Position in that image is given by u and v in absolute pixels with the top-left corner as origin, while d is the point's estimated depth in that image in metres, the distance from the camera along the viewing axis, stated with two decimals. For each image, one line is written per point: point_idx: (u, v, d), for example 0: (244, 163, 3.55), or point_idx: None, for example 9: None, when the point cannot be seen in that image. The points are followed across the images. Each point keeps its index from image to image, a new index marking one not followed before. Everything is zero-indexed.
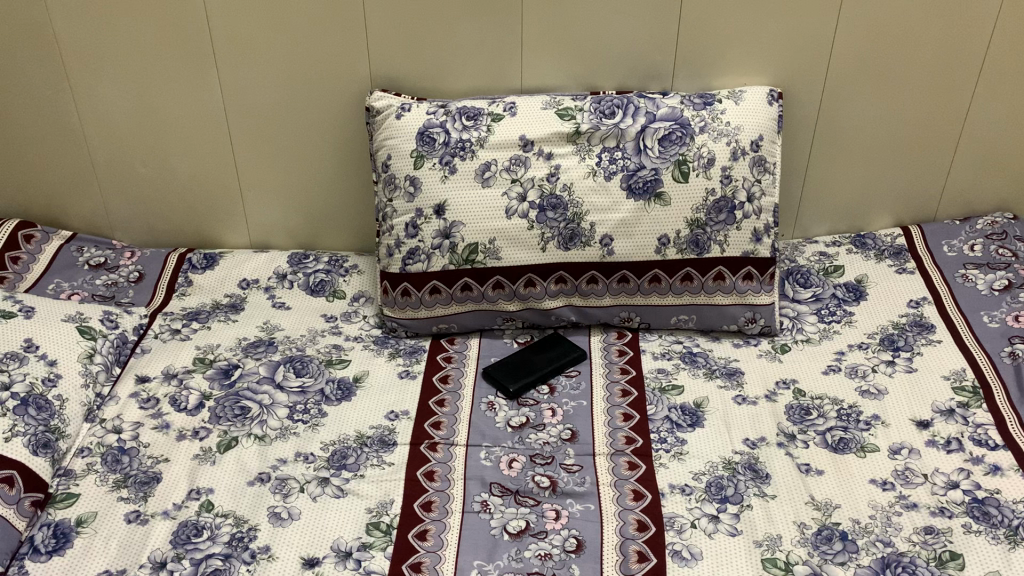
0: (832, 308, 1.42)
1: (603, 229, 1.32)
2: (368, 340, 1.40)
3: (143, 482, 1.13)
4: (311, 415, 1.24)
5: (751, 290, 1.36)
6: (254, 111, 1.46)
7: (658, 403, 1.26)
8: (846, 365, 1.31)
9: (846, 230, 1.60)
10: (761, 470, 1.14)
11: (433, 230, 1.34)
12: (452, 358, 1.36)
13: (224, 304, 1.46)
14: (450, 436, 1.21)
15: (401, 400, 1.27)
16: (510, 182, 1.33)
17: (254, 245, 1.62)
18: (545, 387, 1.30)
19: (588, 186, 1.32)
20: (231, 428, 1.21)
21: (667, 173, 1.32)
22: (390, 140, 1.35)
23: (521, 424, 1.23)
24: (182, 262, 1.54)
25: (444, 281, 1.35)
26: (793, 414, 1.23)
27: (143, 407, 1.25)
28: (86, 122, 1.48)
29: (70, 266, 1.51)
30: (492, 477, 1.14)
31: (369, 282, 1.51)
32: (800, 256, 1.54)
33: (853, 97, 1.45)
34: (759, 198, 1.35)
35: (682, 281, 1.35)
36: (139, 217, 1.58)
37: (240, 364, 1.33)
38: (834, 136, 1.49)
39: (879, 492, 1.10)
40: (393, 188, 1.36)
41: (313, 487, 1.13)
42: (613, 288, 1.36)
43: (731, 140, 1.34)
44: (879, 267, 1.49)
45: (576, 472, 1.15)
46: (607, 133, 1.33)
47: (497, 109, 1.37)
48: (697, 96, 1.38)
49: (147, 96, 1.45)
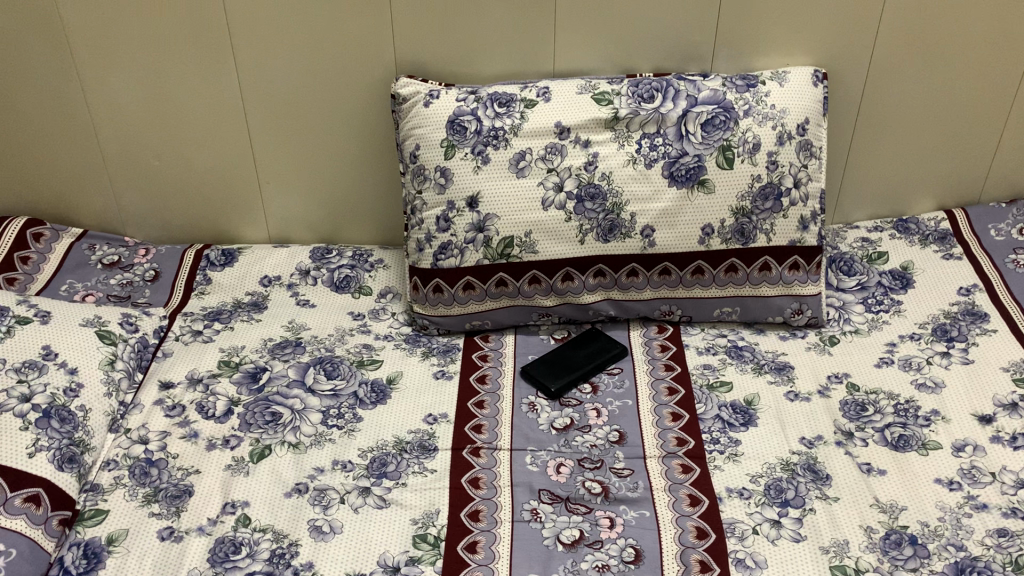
0: (879, 297, 1.37)
1: (644, 220, 1.27)
2: (399, 338, 1.34)
3: (175, 496, 1.07)
4: (346, 421, 1.19)
5: (797, 280, 1.31)
6: (275, 100, 1.38)
7: (707, 402, 1.20)
8: (899, 357, 1.26)
9: (887, 214, 1.54)
10: (821, 471, 1.10)
11: (466, 224, 1.28)
12: (488, 357, 1.30)
13: (246, 303, 1.40)
14: (493, 440, 1.15)
15: (439, 402, 1.21)
16: (546, 171, 1.27)
17: (273, 240, 1.55)
18: (587, 385, 1.25)
19: (629, 175, 1.27)
20: (263, 436, 1.16)
21: (711, 159, 1.26)
22: (419, 129, 1.29)
23: (566, 425, 1.18)
24: (199, 259, 1.47)
25: (479, 276, 1.29)
26: (848, 410, 1.18)
27: (169, 415, 1.18)
28: (96, 113, 1.40)
29: (82, 265, 1.43)
30: (540, 484, 1.09)
31: (396, 277, 1.45)
32: (842, 243, 1.48)
33: (901, 75, 1.39)
34: (806, 184, 1.30)
35: (727, 272, 1.30)
36: (153, 212, 1.51)
37: (268, 367, 1.27)
38: (877, 118, 1.43)
39: (946, 492, 1.06)
40: (423, 179, 1.30)
41: (354, 498, 1.08)
42: (654, 281, 1.30)
43: (777, 124, 1.28)
44: (925, 253, 1.44)
45: (627, 476, 1.10)
46: (647, 118, 1.27)
47: (530, 94, 1.30)
48: (740, 77, 1.32)
49: (162, 87, 1.38)
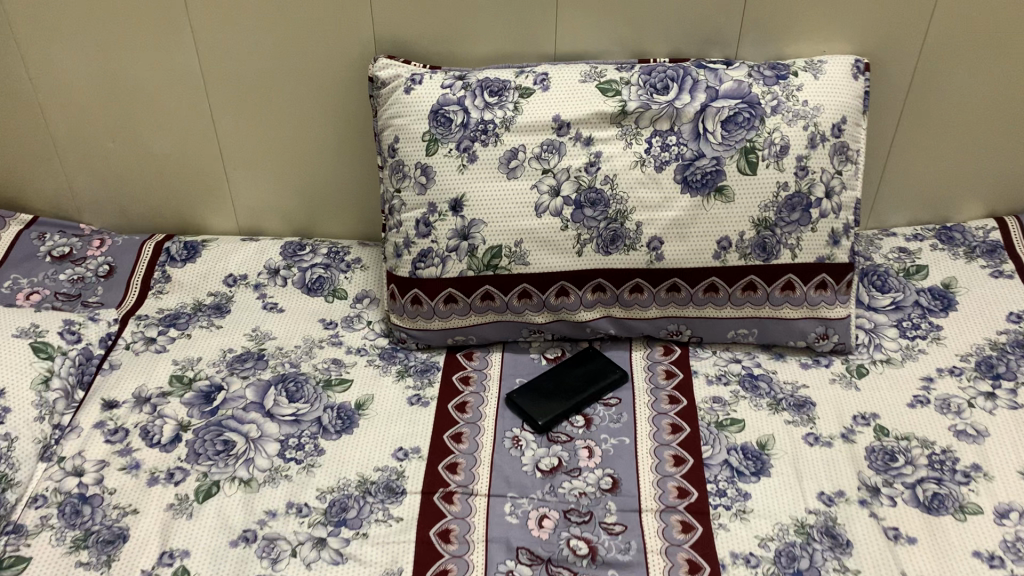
0: (915, 320, 1.21)
1: (652, 230, 1.11)
2: (373, 353, 1.20)
3: (107, 542, 0.95)
4: (306, 453, 1.06)
5: (825, 301, 1.15)
6: (241, 79, 1.23)
7: (714, 444, 1.06)
8: (936, 396, 1.10)
9: (929, 219, 1.38)
10: (841, 536, 0.95)
11: (449, 230, 1.13)
12: (471, 379, 1.16)
13: (207, 306, 1.26)
14: (469, 484, 1.02)
15: (412, 434, 1.08)
16: (542, 172, 1.11)
17: (244, 232, 1.41)
18: (579, 418, 1.11)
19: (636, 178, 1.11)
20: (212, 470, 1.03)
21: (731, 162, 1.10)
22: (398, 120, 1.14)
23: (553, 467, 1.04)
24: (159, 253, 1.33)
25: (462, 288, 1.14)
26: (875, 460, 1.03)
27: (109, 441, 1.06)
28: (42, 88, 1.25)
29: (29, 258, 1.29)
30: (519, 540, 0.96)
31: (375, 279, 1.31)
32: (877, 253, 1.32)
33: (957, 70, 1.21)
34: (839, 193, 1.13)
35: (744, 291, 1.14)
36: (112, 199, 1.37)
37: (224, 385, 1.14)
38: (925, 117, 1.26)
39: (986, 569, 0.91)
40: (402, 177, 1.14)
41: (307, 550, 0.95)
42: (661, 299, 1.15)
43: (809, 123, 1.11)
44: (971, 268, 1.27)
45: (619, 534, 0.96)
46: (660, 112, 1.11)
47: (526, 81, 1.14)
48: (768, 66, 1.14)
49: (113, 65, 1.22)
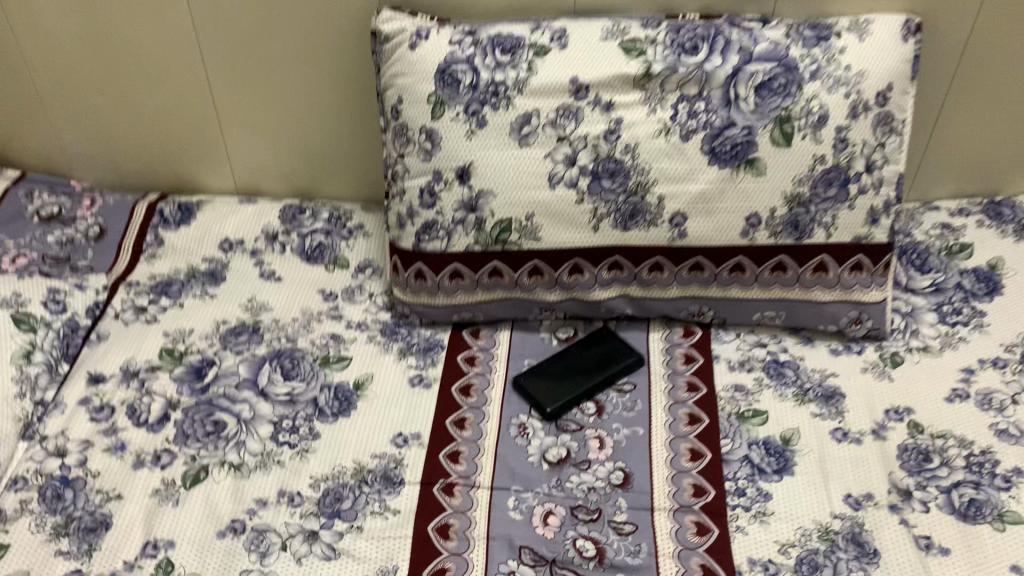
0: (957, 305, 1.13)
1: (675, 205, 1.03)
2: (374, 328, 1.13)
3: (88, 530, 0.90)
4: (300, 437, 1.00)
5: (860, 284, 1.06)
6: (233, 27, 1.13)
7: (734, 438, 0.99)
8: (976, 391, 1.02)
9: (975, 193, 1.28)
10: (868, 543, 0.89)
11: (456, 201, 1.05)
12: (477, 360, 1.09)
13: (202, 273, 1.20)
14: (471, 475, 0.96)
15: (413, 418, 1.02)
16: (556, 140, 1.02)
17: (242, 190, 1.33)
18: (590, 405, 1.04)
19: (659, 148, 1.02)
20: (200, 453, 0.98)
21: (764, 133, 1.01)
22: (402, 79, 1.05)
23: (561, 458, 0.98)
24: (152, 215, 1.26)
25: (469, 263, 1.06)
26: (908, 460, 0.96)
27: (94, 420, 1.01)
28: (24, 35, 1.17)
29: (15, 219, 1.22)
30: (522, 538, 0.90)
31: (378, 248, 1.23)
32: (917, 229, 1.23)
33: (1016, 31, 1.10)
34: (881, 167, 1.03)
35: (773, 271, 1.05)
36: (104, 153, 1.29)
37: (217, 361, 1.08)
38: (978, 82, 1.15)
39: None
40: (406, 142, 1.06)
41: (298, 543, 0.90)
42: (682, 278, 1.07)
43: (852, 90, 1.01)
44: (1020, 248, 1.18)
45: (629, 535, 0.90)
46: (687, 76, 1.01)
47: (542, 38, 1.04)
48: (809, 26, 1.04)
49: (97, 10, 1.14)
